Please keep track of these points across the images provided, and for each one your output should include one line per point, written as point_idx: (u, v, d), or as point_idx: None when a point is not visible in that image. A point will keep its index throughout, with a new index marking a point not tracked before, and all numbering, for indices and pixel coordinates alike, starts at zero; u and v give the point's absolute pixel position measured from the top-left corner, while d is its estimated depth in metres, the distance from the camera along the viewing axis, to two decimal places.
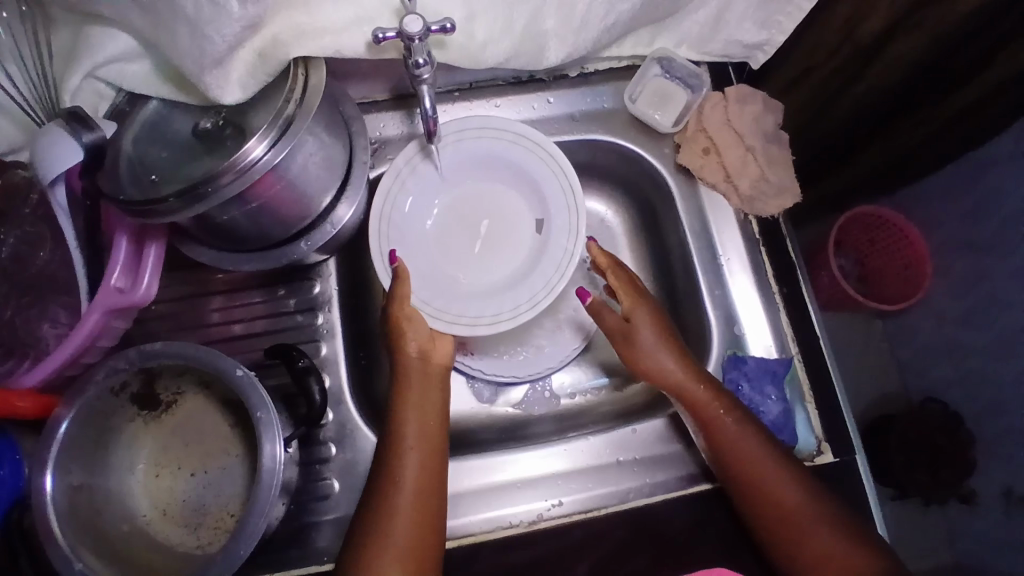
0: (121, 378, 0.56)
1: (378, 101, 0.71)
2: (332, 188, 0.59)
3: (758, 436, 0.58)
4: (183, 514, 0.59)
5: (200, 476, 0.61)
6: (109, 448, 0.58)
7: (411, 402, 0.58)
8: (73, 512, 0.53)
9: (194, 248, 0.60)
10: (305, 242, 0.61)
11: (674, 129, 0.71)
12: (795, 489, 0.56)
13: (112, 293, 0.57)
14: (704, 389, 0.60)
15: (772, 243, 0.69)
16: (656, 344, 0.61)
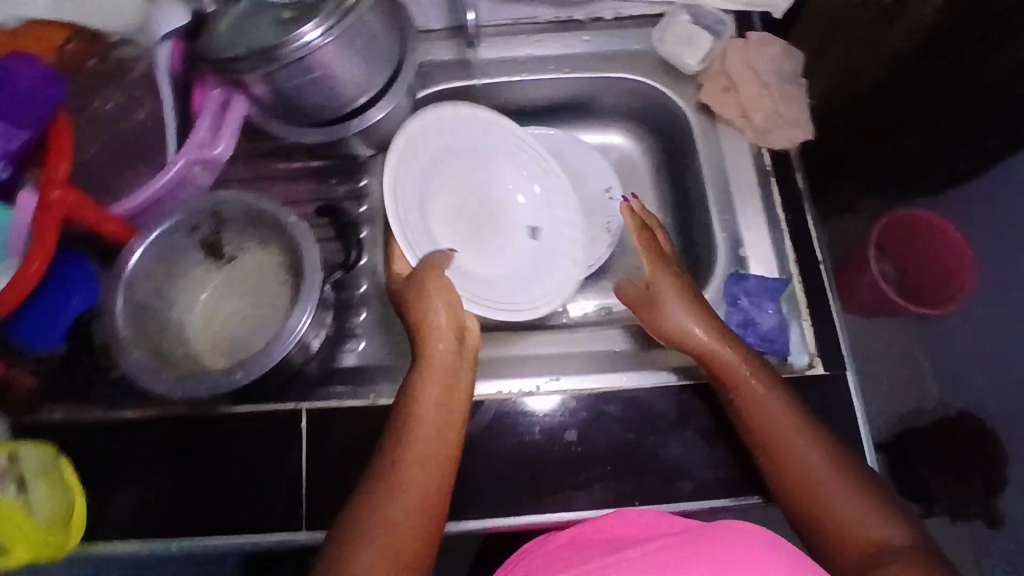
0: (192, 219, 0.65)
1: (434, 29, 0.79)
2: (370, 89, 0.69)
3: (795, 418, 0.59)
4: (226, 351, 0.68)
5: (246, 322, 0.69)
6: (174, 282, 0.67)
7: (438, 383, 0.60)
8: (136, 322, 0.62)
9: (265, 119, 0.71)
10: (354, 122, 0.71)
11: (697, 68, 0.77)
12: (828, 469, 0.57)
13: (195, 149, 0.67)
14: (732, 356, 0.62)
15: (783, 175, 0.73)
16: (676, 309, 0.65)
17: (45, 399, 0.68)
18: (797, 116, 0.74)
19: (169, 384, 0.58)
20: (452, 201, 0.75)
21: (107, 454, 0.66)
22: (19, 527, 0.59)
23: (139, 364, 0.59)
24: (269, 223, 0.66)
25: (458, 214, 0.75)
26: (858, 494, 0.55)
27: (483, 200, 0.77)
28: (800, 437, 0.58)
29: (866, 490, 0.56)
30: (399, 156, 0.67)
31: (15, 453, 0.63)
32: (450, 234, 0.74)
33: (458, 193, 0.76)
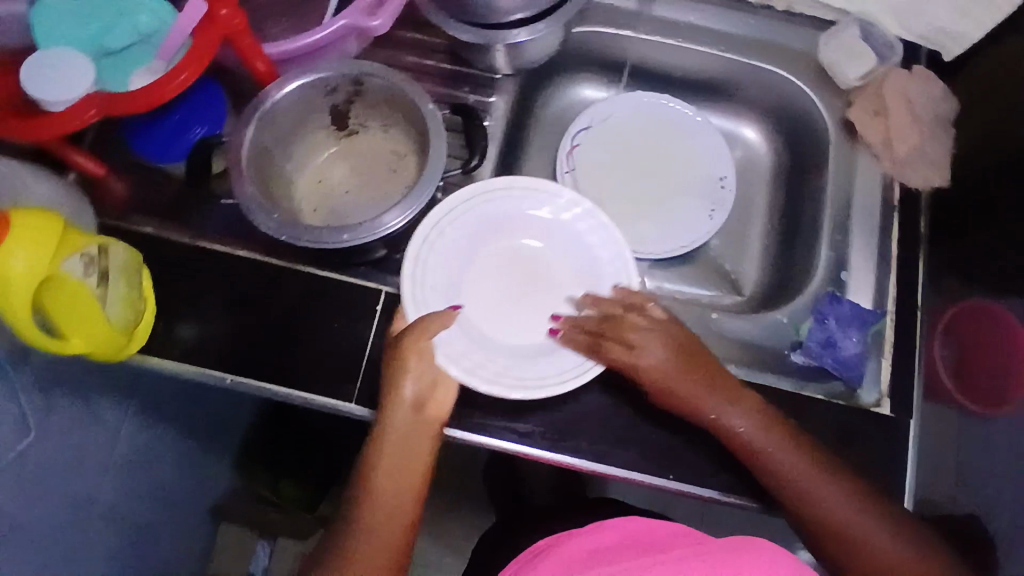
0: (333, 80, 0.65)
1: None
2: (535, 7, 0.67)
3: (794, 450, 0.57)
4: (325, 217, 0.70)
5: (349, 196, 0.70)
6: (297, 138, 0.69)
7: (395, 447, 0.58)
8: (255, 161, 0.64)
9: (430, 11, 0.69)
10: (517, 32, 0.68)
11: (855, 83, 0.74)
12: (837, 496, 0.56)
13: (356, 14, 0.66)
14: (735, 422, 0.59)
15: (906, 213, 0.72)
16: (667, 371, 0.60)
17: (146, 213, 0.71)
18: (941, 159, 0.72)
19: (276, 223, 0.61)
20: (492, 259, 0.68)
21: (188, 277, 0.69)
22: (88, 315, 0.58)
23: (252, 198, 0.61)
24: (403, 107, 0.67)
25: (496, 275, 0.68)
26: (873, 520, 0.55)
27: (534, 268, 0.68)
28: (826, 480, 0.56)
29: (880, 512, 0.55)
30: (434, 222, 0.66)
31: (105, 249, 0.60)
32: (484, 306, 0.66)
33: (502, 252, 0.69)
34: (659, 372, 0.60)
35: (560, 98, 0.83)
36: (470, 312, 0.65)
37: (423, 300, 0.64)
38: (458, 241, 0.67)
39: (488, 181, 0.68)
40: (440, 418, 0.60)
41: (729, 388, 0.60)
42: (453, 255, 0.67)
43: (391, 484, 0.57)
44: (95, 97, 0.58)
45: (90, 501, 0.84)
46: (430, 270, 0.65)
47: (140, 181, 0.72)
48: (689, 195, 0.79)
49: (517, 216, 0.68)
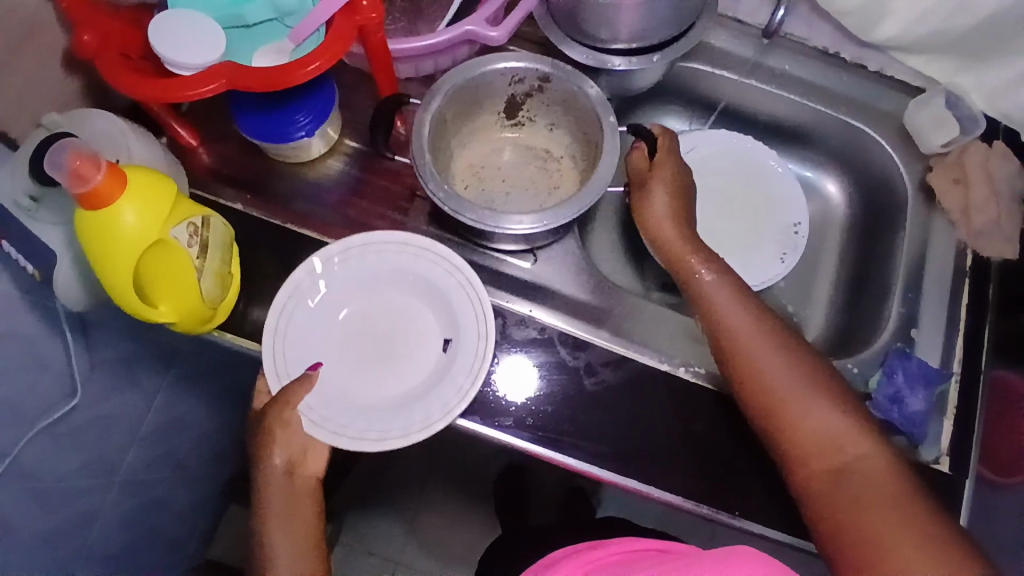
0: (523, 73, 0.68)
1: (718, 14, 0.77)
2: (646, 40, 0.69)
3: (777, 339, 0.60)
4: (476, 196, 0.74)
5: (500, 181, 0.75)
6: (471, 116, 0.72)
7: (280, 519, 0.60)
8: (433, 128, 0.66)
9: (549, 27, 0.71)
10: (623, 60, 0.70)
11: (937, 150, 0.76)
12: (799, 387, 0.57)
13: (480, 23, 0.67)
14: (701, 280, 0.63)
15: (978, 280, 0.73)
16: (663, 210, 0.65)
17: (232, 185, 0.71)
18: (1015, 233, 0.74)
19: (444, 193, 0.62)
20: (353, 319, 0.66)
21: (268, 257, 0.68)
22: (182, 287, 0.56)
23: (425, 165, 0.62)
24: (577, 111, 0.69)
25: (359, 334, 0.66)
26: (843, 417, 0.56)
27: (403, 317, 0.67)
28: (770, 351, 0.59)
29: (853, 411, 0.57)
30: (281, 309, 0.63)
31: (208, 220, 0.59)
32: (350, 368, 0.64)
33: (362, 310, 0.66)
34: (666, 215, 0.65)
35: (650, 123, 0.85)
36: (333, 376, 0.63)
37: (286, 370, 0.62)
38: (321, 308, 0.65)
39: (343, 242, 0.66)
40: (315, 478, 0.61)
41: (725, 273, 0.63)
42: (313, 319, 0.65)
43: (286, 547, 0.60)
44: (219, 68, 0.57)
45: (114, 463, 0.83)
46: (294, 344, 0.63)
47: (231, 154, 0.72)
48: (761, 234, 0.80)
49: (376, 270, 0.67)
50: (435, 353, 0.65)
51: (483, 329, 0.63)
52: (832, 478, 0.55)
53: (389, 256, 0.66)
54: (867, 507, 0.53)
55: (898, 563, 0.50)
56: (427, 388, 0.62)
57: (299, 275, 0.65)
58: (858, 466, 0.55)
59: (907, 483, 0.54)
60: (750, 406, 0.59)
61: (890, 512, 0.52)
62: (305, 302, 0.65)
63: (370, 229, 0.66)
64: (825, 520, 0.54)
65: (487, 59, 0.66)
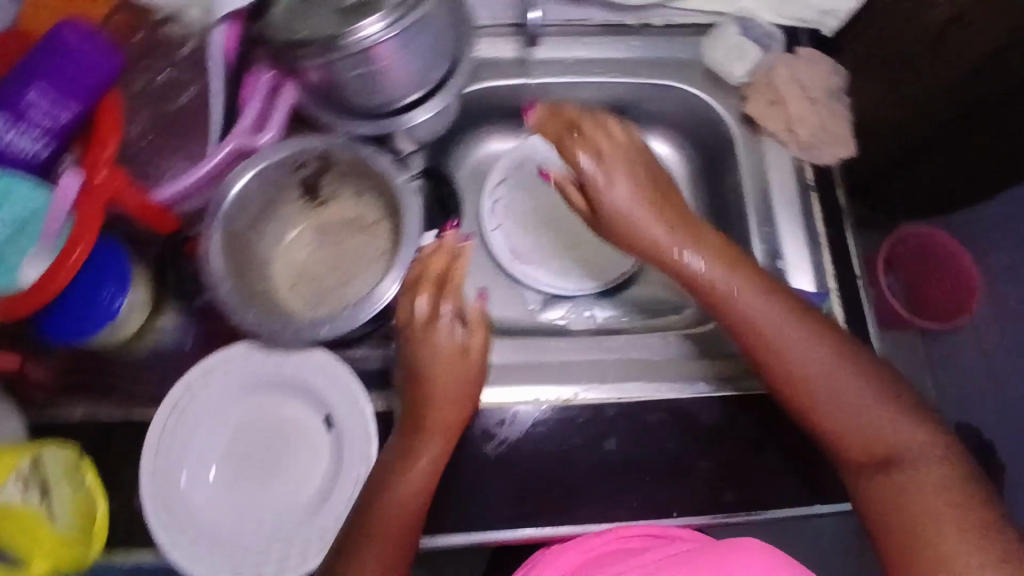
0: (301, 158, 0.64)
1: (485, 26, 0.77)
2: (422, 87, 0.68)
3: (810, 333, 0.59)
4: (304, 294, 0.68)
5: (326, 266, 0.69)
6: (271, 216, 0.67)
7: (434, 442, 0.58)
8: (230, 250, 0.62)
9: (310, 112, 0.68)
10: (404, 119, 0.69)
11: (743, 79, 0.77)
12: (838, 377, 0.57)
13: (244, 135, 0.63)
14: (709, 254, 0.60)
15: (824, 189, 0.74)
16: (626, 203, 0.60)
17: (73, 395, 0.66)
18: (844, 132, 0.73)
19: (262, 320, 0.60)
20: (227, 458, 0.62)
21: (124, 448, 0.64)
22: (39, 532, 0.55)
23: (229, 298, 0.59)
24: (372, 176, 0.65)
25: (242, 465, 0.62)
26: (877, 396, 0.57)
27: (270, 421, 0.63)
28: (804, 341, 0.58)
29: (896, 397, 0.57)
30: (152, 499, 0.59)
31: (39, 458, 0.57)
32: (254, 505, 0.61)
33: (230, 446, 0.62)
34: (658, 236, 0.60)
35: (465, 160, 0.84)
36: (243, 523, 0.60)
37: (196, 551, 0.58)
38: (187, 468, 0.61)
39: (171, 395, 0.61)
40: (449, 422, 0.58)
41: (732, 261, 0.60)
42: (187, 487, 0.60)
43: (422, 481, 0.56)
44: None
45: None
46: (185, 523, 0.59)
47: (62, 361, 0.67)
48: None
49: (219, 401, 0.63)
50: (321, 435, 0.62)
51: (350, 387, 0.61)
52: (884, 467, 0.56)
53: (225, 379, 0.63)
54: (919, 495, 0.53)
55: (938, 536, 0.51)
56: (333, 469, 0.61)
57: (147, 458, 0.60)
58: (896, 450, 0.56)
59: (952, 465, 0.55)
60: (788, 402, 0.59)
61: (940, 483, 0.54)
62: (171, 481, 0.60)
63: (186, 370, 0.62)
64: (880, 505, 0.55)
65: (258, 158, 0.62)
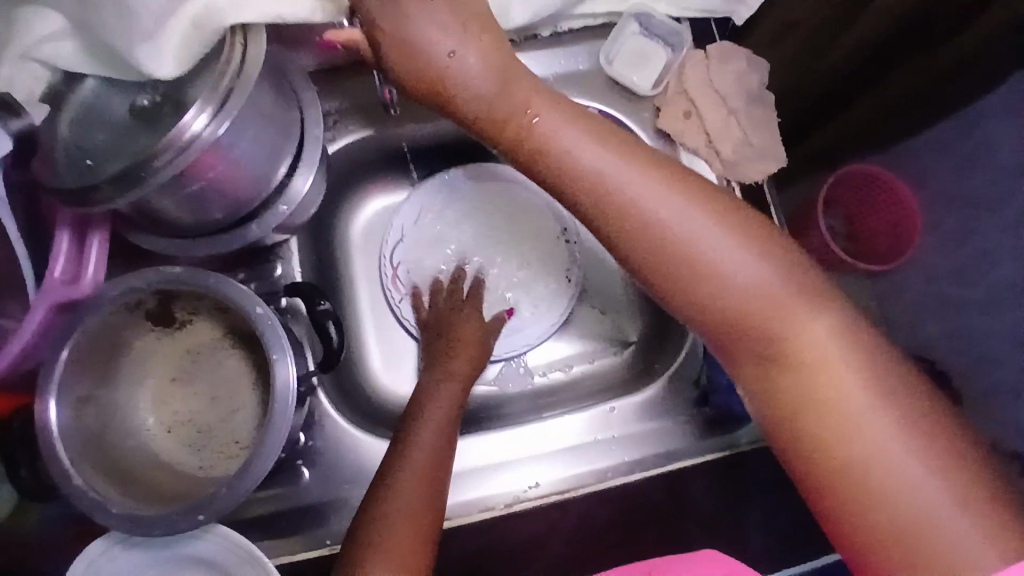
0: (136, 298, 0.56)
1: (339, 67, 0.67)
2: (268, 183, 0.57)
3: (673, 194, 0.45)
4: (186, 434, 0.63)
5: (203, 394, 0.64)
6: (124, 359, 0.60)
7: (450, 390, 0.62)
8: (79, 424, 0.55)
9: (141, 236, 0.59)
10: (256, 225, 0.60)
11: (653, 91, 0.67)
12: (706, 244, 0.45)
13: (58, 290, 0.54)
14: (546, 108, 0.44)
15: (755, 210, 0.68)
16: (433, 33, 0.40)
17: None
18: (769, 143, 0.66)
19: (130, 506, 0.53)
20: None
21: None
22: None
23: (86, 489, 0.52)
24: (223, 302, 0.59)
25: None
26: (772, 263, 0.45)
27: None
28: (670, 205, 0.45)
29: (778, 258, 0.45)
30: None
31: None
32: None
33: None
34: (489, 103, 0.43)
35: (349, 225, 0.72)
36: None
37: None
38: None
39: None
40: (470, 364, 0.64)
41: (574, 112, 0.45)
42: None
43: (432, 436, 0.58)
44: None
45: None
46: None
47: None
48: (536, 266, 0.74)
49: None
50: None
51: (256, 560, 0.55)
52: (773, 354, 0.46)
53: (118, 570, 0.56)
54: (817, 394, 0.45)
55: (853, 444, 0.43)
56: None
57: None
58: (809, 355, 0.45)
59: (852, 347, 0.45)
60: (654, 283, 0.46)
61: (840, 359, 0.44)
62: None
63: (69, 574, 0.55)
64: (778, 412, 0.46)
65: (87, 312, 0.53)
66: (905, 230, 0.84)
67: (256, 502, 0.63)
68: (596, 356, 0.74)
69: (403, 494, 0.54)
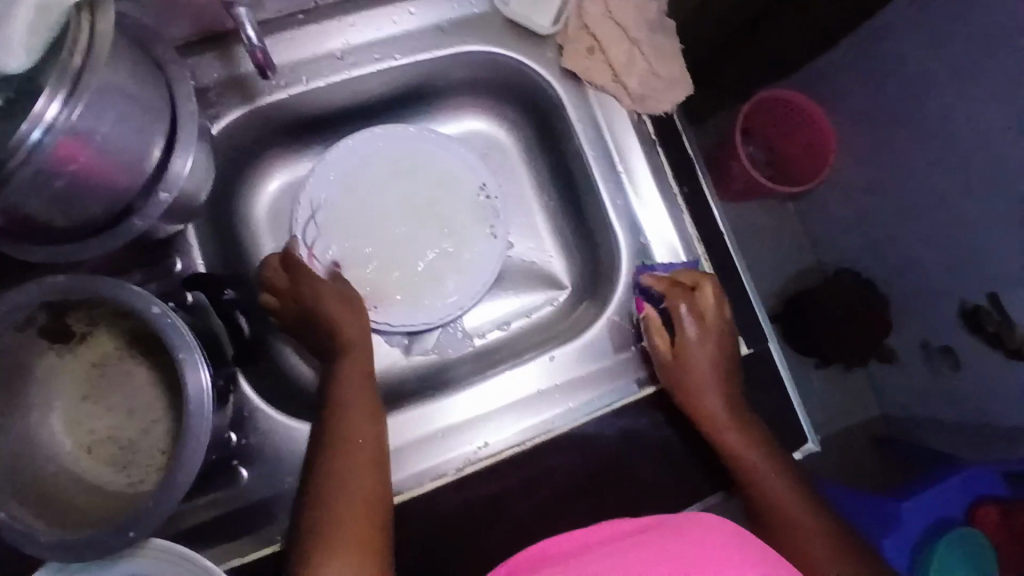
0: (25, 314, 0.51)
1: (200, 40, 0.60)
2: (143, 168, 0.52)
3: (707, 349, 0.64)
4: (109, 452, 0.59)
5: (120, 408, 0.60)
6: (24, 383, 0.55)
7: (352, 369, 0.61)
8: None
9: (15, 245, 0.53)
10: (139, 219, 0.54)
11: (552, 29, 0.65)
12: (729, 407, 0.63)
13: None
14: (688, 315, 0.63)
15: (668, 141, 0.68)
16: (707, 365, 0.63)
17: None
18: (676, 71, 0.65)
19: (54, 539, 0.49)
20: None
21: None
22: None
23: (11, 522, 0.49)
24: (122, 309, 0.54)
25: None
26: (785, 485, 0.62)
27: None
28: (708, 384, 0.63)
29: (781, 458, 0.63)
30: None
31: None
32: None
33: None
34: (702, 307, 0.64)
35: (259, 207, 0.71)
36: None
37: None
38: None
39: None
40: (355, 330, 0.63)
41: (716, 343, 0.64)
42: None
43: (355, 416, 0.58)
44: None
45: None
46: None
47: None
48: (462, 226, 0.73)
49: None
50: None
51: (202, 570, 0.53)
52: (776, 522, 0.61)
53: None
54: (789, 511, 0.61)
55: (800, 527, 0.60)
56: None
57: None
58: (785, 512, 0.61)
59: (821, 522, 0.61)
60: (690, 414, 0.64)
61: (808, 518, 0.61)
62: None
63: None
64: (771, 519, 0.61)
65: None
66: (817, 149, 0.93)
67: (195, 510, 0.59)
68: (533, 311, 0.75)
69: (339, 475, 0.55)
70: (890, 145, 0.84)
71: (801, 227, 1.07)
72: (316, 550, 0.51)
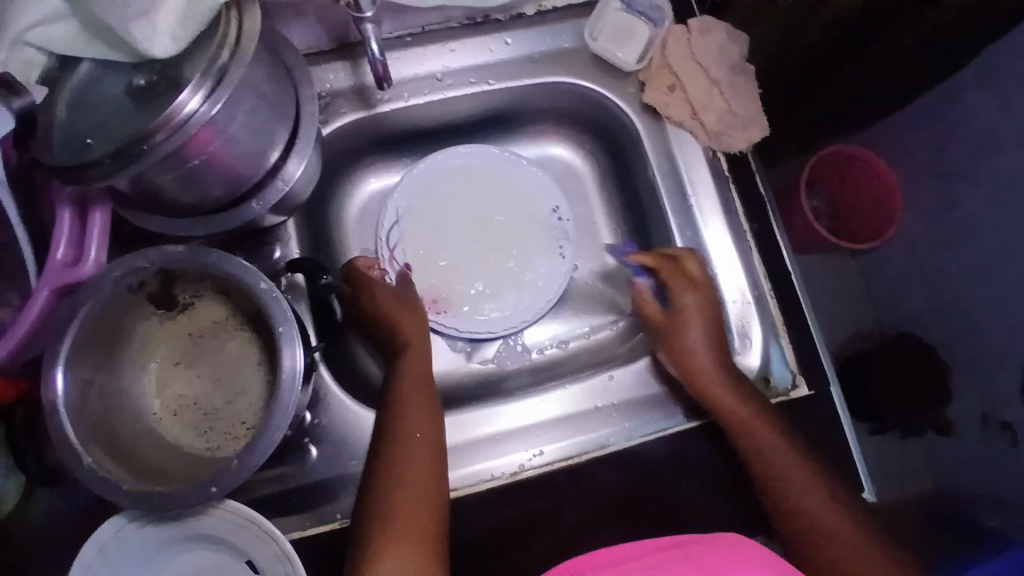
0: (140, 278, 0.57)
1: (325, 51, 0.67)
2: (263, 159, 0.58)
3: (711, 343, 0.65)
4: (191, 417, 0.63)
5: (206, 377, 0.64)
6: (127, 343, 0.61)
7: (409, 367, 0.64)
8: (83, 405, 0.54)
9: (139, 215, 0.60)
10: (257, 203, 0.61)
11: (637, 65, 0.69)
12: (757, 412, 0.63)
13: (55, 271, 0.55)
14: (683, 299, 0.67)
15: (740, 177, 0.70)
16: (698, 342, 0.65)
17: None
18: (752, 112, 0.68)
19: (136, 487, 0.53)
20: None
21: None
22: None
23: (97, 469, 0.52)
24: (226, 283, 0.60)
25: None
26: (830, 512, 0.59)
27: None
28: (733, 393, 0.63)
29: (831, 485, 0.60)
30: None
31: None
32: None
33: None
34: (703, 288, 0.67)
35: (349, 211, 0.76)
36: None
37: None
38: None
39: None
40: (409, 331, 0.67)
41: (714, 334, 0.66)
42: None
43: (411, 411, 0.60)
44: None
45: None
46: None
47: None
48: (534, 243, 0.77)
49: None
50: None
51: (268, 534, 0.56)
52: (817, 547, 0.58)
53: (129, 550, 0.57)
54: (835, 544, 0.57)
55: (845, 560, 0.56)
56: None
57: None
58: (832, 544, 0.57)
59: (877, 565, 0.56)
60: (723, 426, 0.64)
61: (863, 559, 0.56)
62: None
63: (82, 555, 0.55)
64: (815, 552, 0.58)
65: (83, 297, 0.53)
66: (885, 205, 0.93)
67: (262, 482, 0.63)
68: (593, 331, 0.77)
69: (398, 467, 0.57)
70: (959, 204, 0.84)
71: (861, 285, 1.04)
72: (374, 531, 0.53)
